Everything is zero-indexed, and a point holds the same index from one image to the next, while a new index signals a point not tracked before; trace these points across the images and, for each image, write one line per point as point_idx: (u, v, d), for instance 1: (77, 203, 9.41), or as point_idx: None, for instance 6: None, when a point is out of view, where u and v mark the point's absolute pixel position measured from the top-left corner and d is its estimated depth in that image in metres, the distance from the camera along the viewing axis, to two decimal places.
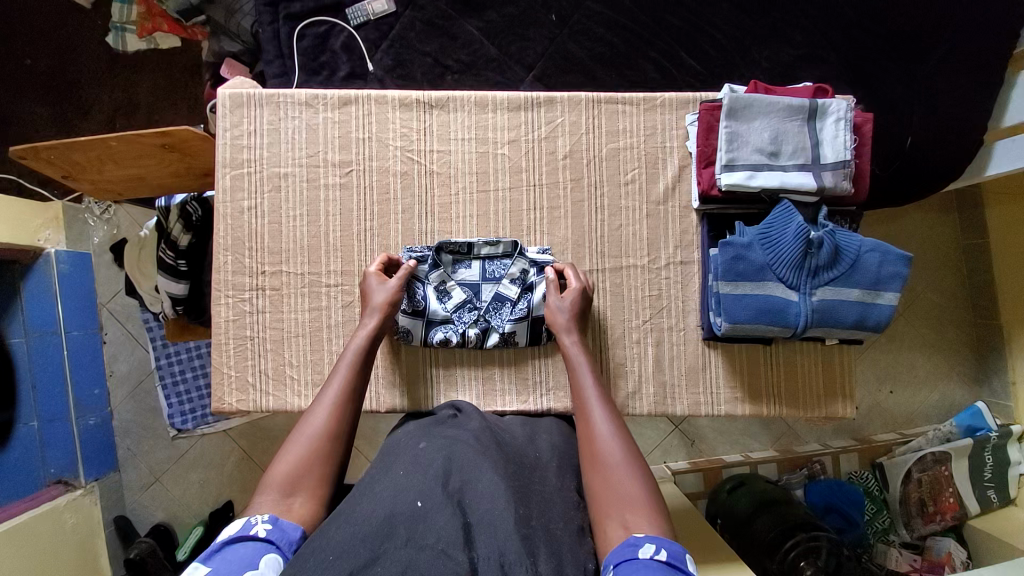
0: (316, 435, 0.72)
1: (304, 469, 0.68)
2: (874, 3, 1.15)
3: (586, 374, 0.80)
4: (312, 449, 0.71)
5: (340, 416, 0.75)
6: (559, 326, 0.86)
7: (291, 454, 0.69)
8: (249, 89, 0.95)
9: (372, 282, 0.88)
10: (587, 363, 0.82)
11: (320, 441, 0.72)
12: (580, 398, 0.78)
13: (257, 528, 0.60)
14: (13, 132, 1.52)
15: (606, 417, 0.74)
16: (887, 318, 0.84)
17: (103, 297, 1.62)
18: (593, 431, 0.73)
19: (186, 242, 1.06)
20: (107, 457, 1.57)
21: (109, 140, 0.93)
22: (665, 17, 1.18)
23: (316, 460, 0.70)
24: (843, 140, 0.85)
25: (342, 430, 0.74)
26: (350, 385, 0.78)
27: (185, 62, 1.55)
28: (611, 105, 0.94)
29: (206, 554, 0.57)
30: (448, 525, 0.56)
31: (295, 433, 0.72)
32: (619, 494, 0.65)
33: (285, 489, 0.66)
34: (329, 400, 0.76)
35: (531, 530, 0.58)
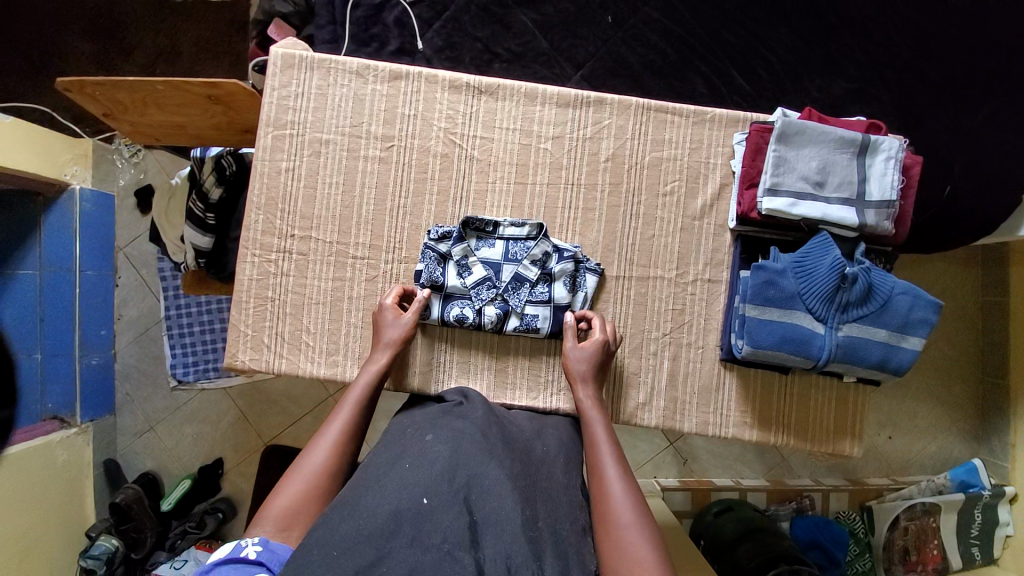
0: (315, 471, 0.71)
1: (301, 504, 0.68)
2: (934, 46, 1.13)
3: (599, 431, 0.78)
4: (312, 484, 0.70)
5: (343, 452, 0.74)
6: (576, 376, 0.84)
7: (289, 487, 0.69)
8: (301, 50, 0.95)
9: (386, 315, 0.88)
10: (602, 419, 0.80)
11: (321, 476, 0.71)
12: (591, 453, 0.76)
13: (247, 550, 0.61)
14: (52, 64, 1.53)
15: (619, 474, 0.72)
16: (908, 363, 0.83)
17: (121, 240, 1.61)
18: (605, 490, 0.70)
19: (216, 195, 1.07)
20: (105, 399, 1.59)
21: (155, 83, 0.93)
22: (721, 33, 1.17)
23: (313, 496, 0.69)
24: (891, 180, 0.84)
25: (343, 466, 0.74)
26: (353, 422, 0.78)
27: (231, 17, 1.55)
28: (661, 114, 0.93)
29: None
30: (455, 524, 0.57)
31: (295, 466, 0.72)
32: (631, 559, 0.63)
33: (281, 525, 0.65)
34: (332, 433, 0.76)
35: (537, 533, 0.60)
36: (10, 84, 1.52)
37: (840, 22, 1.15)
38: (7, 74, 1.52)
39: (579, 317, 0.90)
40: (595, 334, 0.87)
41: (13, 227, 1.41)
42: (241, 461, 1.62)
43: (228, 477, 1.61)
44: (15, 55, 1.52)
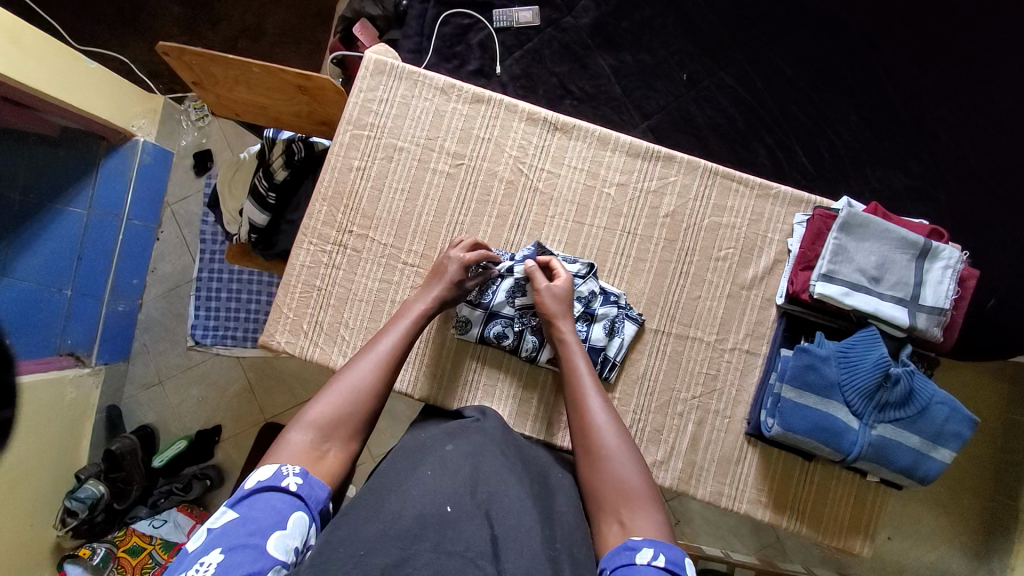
0: (358, 388, 0.74)
1: (343, 416, 0.71)
2: (1000, 158, 1.14)
3: (581, 366, 0.81)
4: (354, 399, 0.73)
5: (386, 376, 0.77)
6: (555, 314, 0.86)
7: (332, 399, 0.72)
8: (393, 59, 0.99)
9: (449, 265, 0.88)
10: (582, 354, 0.83)
11: (362, 394, 0.74)
12: (575, 388, 0.80)
13: (287, 480, 0.62)
14: (144, 21, 1.60)
15: (602, 406, 0.77)
16: (935, 474, 0.82)
17: (172, 197, 1.67)
18: (590, 424, 0.75)
19: (281, 176, 1.10)
20: (122, 346, 1.61)
21: (252, 66, 0.98)
22: (791, 109, 1.19)
23: (353, 410, 0.72)
24: (946, 289, 0.84)
25: (385, 388, 0.77)
26: (399, 347, 0.80)
27: (319, 8, 1.62)
28: (726, 180, 0.95)
29: (238, 496, 0.59)
30: (477, 535, 0.57)
31: (338, 379, 0.75)
32: (618, 489, 0.68)
33: (322, 434, 0.69)
34: (378, 355, 0.78)
35: (557, 554, 0.59)
36: (101, 32, 1.59)
37: (911, 120, 1.17)
38: (100, 23, 1.59)
39: (540, 261, 0.92)
40: (559, 275, 0.89)
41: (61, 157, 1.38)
42: (237, 433, 1.61)
43: (222, 446, 1.61)
44: (112, 8, 1.59)
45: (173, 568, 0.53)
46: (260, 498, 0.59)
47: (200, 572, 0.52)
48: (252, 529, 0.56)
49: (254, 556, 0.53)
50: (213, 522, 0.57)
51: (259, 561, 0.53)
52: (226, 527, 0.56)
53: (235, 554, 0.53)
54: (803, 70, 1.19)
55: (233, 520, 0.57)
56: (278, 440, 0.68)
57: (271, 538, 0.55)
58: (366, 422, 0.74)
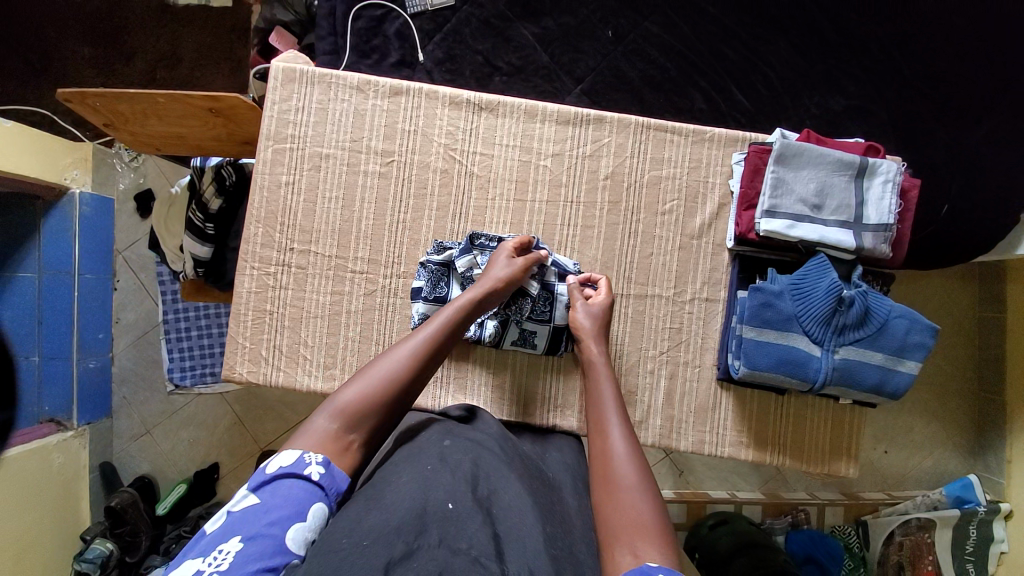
0: (392, 376, 0.72)
1: (371, 408, 0.69)
2: (931, 64, 1.13)
3: (607, 394, 0.80)
4: (383, 387, 0.71)
5: (421, 367, 0.75)
6: (587, 334, 0.86)
7: (361, 385, 0.70)
8: (302, 65, 0.95)
9: (501, 255, 0.87)
10: (611, 383, 0.82)
11: (394, 382, 0.72)
12: (597, 412, 0.78)
13: (310, 468, 0.61)
14: (52, 67, 1.52)
15: (623, 436, 0.73)
16: (905, 387, 0.83)
17: (120, 244, 1.60)
18: (609, 451, 0.72)
19: (216, 205, 1.07)
20: (101, 403, 1.57)
21: (158, 97, 0.94)
22: (722, 49, 1.17)
23: (379, 400, 0.70)
24: (889, 203, 0.84)
25: (416, 381, 0.74)
26: (438, 338, 0.77)
27: (233, 23, 1.55)
28: (660, 133, 0.94)
29: (259, 482, 0.58)
30: (479, 533, 0.55)
31: (373, 364, 0.73)
32: (631, 519, 0.63)
33: (348, 422, 0.67)
34: (417, 342, 0.76)
35: (559, 551, 0.58)
36: (12, 87, 1.51)
37: (841, 39, 1.15)
38: (7, 77, 1.51)
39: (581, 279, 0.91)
40: (600, 294, 0.90)
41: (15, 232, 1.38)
42: (235, 467, 1.59)
43: (222, 482, 1.60)
44: (17, 59, 1.51)
45: (190, 547, 0.54)
46: (283, 484, 0.58)
47: (218, 560, 0.51)
48: (272, 519, 0.55)
49: (272, 547, 0.53)
50: (235, 504, 0.57)
51: (277, 557, 0.52)
52: (249, 514, 0.55)
53: (254, 544, 0.53)
54: (728, 7, 1.17)
55: (255, 506, 0.56)
56: (304, 421, 0.66)
57: (290, 530, 0.54)
58: (390, 417, 0.71)
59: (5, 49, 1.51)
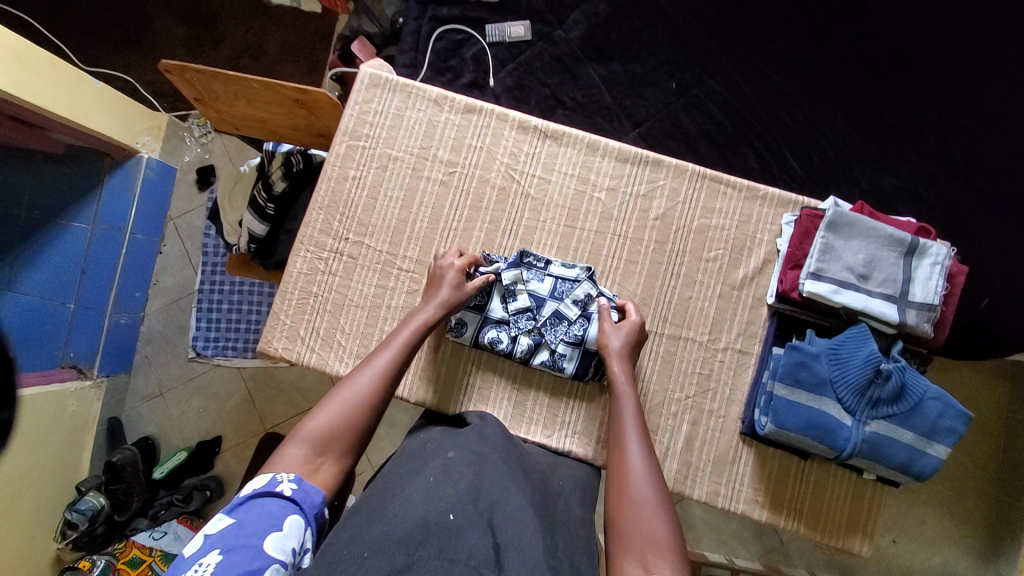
0: (357, 402, 0.73)
1: (337, 431, 0.69)
2: (986, 159, 1.15)
3: (628, 406, 0.79)
4: (350, 413, 0.71)
5: (384, 388, 0.76)
6: (611, 351, 0.86)
7: (328, 412, 0.70)
8: (388, 73, 1.02)
9: (448, 274, 0.89)
10: (633, 397, 0.81)
11: (361, 407, 0.73)
12: (615, 424, 0.78)
13: (283, 485, 0.61)
14: (148, 41, 1.63)
15: (641, 447, 0.74)
16: (932, 470, 0.82)
17: (174, 211, 1.66)
18: (626, 463, 0.72)
19: (279, 188, 1.11)
20: (124, 358, 1.60)
21: (251, 81, 1.01)
22: (780, 115, 1.21)
23: (349, 423, 0.70)
24: (935, 285, 0.85)
25: (381, 404, 0.75)
26: (396, 363, 0.79)
27: (318, 27, 1.65)
28: (714, 184, 0.97)
29: (232, 505, 0.58)
30: (479, 544, 0.55)
31: (336, 392, 0.73)
32: (642, 534, 0.64)
33: (317, 448, 0.67)
34: (379, 365, 0.77)
35: (558, 562, 0.59)
36: (107, 52, 1.62)
37: (899, 122, 1.18)
38: (104, 44, 1.62)
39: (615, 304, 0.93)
40: (631, 316, 0.90)
41: (72, 182, 1.40)
42: (237, 444, 1.59)
43: (222, 457, 1.58)
44: (117, 30, 1.62)
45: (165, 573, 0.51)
46: (257, 503, 0.58)
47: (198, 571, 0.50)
48: (250, 531, 0.55)
49: (250, 556, 0.52)
50: (210, 527, 0.56)
51: (257, 561, 0.52)
52: (226, 530, 0.54)
53: (233, 555, 0.52)
54: (789, 77, 1.21)
55: (230, 524, 0.55)
56: (272, 454, 0.67)
57: (267, 539, 0.54)
58: (360, 439, 0.71)
59: (108, 20, 1.62)
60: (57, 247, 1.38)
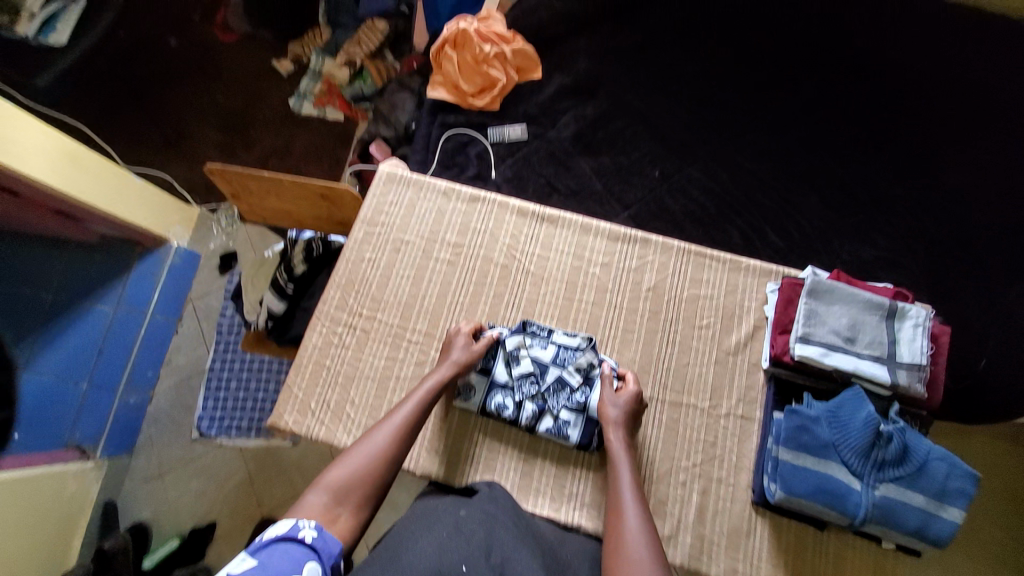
0: (376, 454, 0.76)
1: (356, 482, 0.71)
2: (950, 231, 1.25)
3: (625, 474, 0.81)
4: (368, 464, 0.74)
5: (400, 441, 0.79)
6: (609, 420, 0.88)
7: (350, 462, 0.74)
8: (402, 171, 1.16)
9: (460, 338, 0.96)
10: (630, 465, 0.83)
11: (380, 460, 0.75)
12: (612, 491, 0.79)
13: (303, 532, 0.62)
14: (185, 143, 1.80)
15: (637, 512, 0.74)
16: (949, 534, 0.80)
17: (195, 293, 1.72)
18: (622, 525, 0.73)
19: (300, 270, 1.20)
20: (128, 438, 1.57)
21: (283, 180, 1.15)
22: (756, 196, 1.33)
23: (366, 474, 0.73)
24: (920, 345, 0.89)
25: (396, 457, 0.77)
26: (414, 416, 0.83)
27: (341, 132, 1.79)
28: (699, 257, 1.05)
29: (252, 549, 0.57)
30: None
31: (356, 445, 0.77)
32: None
33: (338, 497, 0.69)
34: (396, 421, 0.81)
35: None
36: (147, 152, 1.78)
37: (866, 199, 1.30)
38: (145, 145, 1.79)
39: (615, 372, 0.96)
40: (629, 386, 0.92)
41: (101, 266, 1.48)
42: (231, 532, 1.52)
43: (215, 546, 1.50)
44: (158, 134, 1.80)
45: None
46: (277, 547, 0.58)
47: None
48: None
49: None
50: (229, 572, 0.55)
51: None
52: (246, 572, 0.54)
53: None
54: (760, 164, 1.36)
55: (251, 566, 0.55)
56: (295, 503, 0.68)
57: None
58: (378, 491, 0.73)
59: (151, 126, 1.80)
60: (77, 330, 1.42)
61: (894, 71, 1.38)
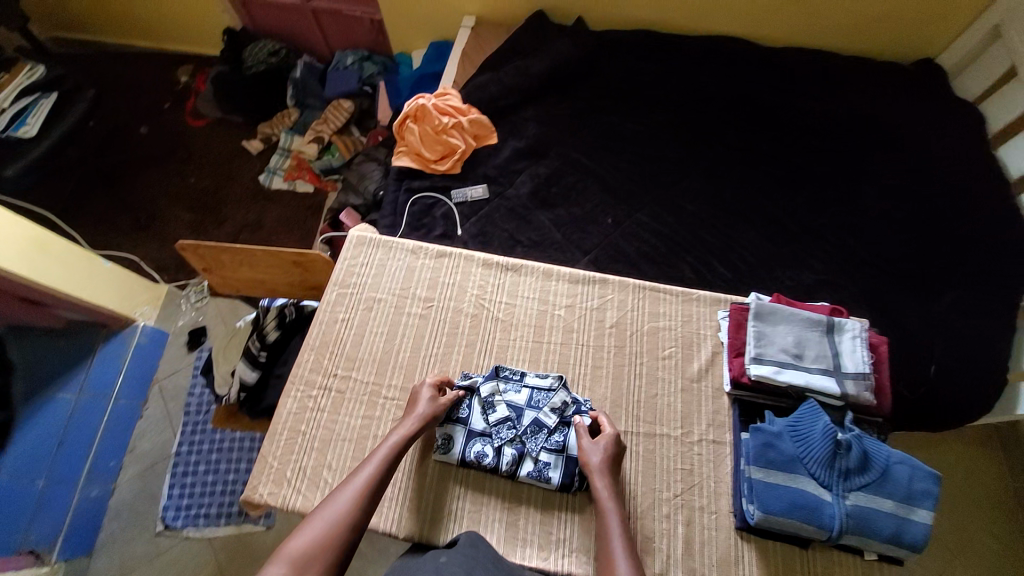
0: (337, 518, 0.75)
1: (319, 551, 0.71)
2: (875, 251, 1.39)
3: (614, 524, 0.82)
4: (331, 529, 0.73)
5: (362, 503, 0.78)
6: (593, 467, 0.89)
7: (310, 529, 0.73)
8: (371, 233, 1.23)
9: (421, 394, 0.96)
10: (618, 516, 0.84)
11: (341, 524, 0.74)
12: (603, 546, 0.80)
13: None
14: (156, 225, 1.83)
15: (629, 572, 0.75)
16: (924, 539, 0.83)
17: (161, 372, 1.67)
18: None
19: (272, 336, 1.21)
20: (88, 536, 1.43)
21: (255, 251, 1.20)
22: (702, 235, 1.45)
23: (328, 541, 0.72)
24: (861, 355, 0.96)
25: (361, 520, 0.77)
26: (377, 477, 0.83)
27: (310, 204, 1.86)
28: (654, 292, 1.13)
29: None
30: None
31: (318, 510, 0.76)
32: None
33: (298, 569, 0.68)
34: (356, 483, 0.81)
35: None
36: (116, 236, 1.80)
37: (799, 229, 1.44)
38: (113, 229, 1.81)
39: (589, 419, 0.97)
40: (606, 430, 0.94)
41: (66, 353, 1.44)
42: None
43: None
44: (128, 218, 1.83)
45: None
46: None
47: None
48: None
49: None
50: None
51: None
52: None
53: None
54: (701, 205, 1.49)
55: None
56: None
57: None
58: (341, 558, 0.72)
59: (121, 212, 1.84)
60: (32, 423, 1.34)
61: (801, 119, 1.58)
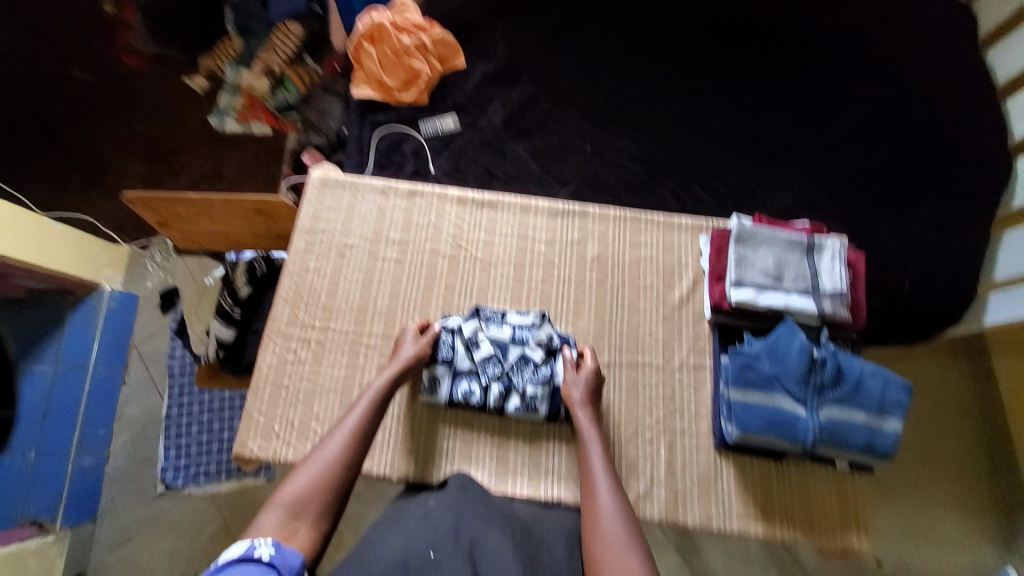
0: (330, 463, 0.76)
1: (313, 494, 0.72)
2: (859, 168, 1.36)
3: (594, 450, 0.84)
4: (324, 475, 0.75)
5: (352, 447, 0.79)
6: (573, 401, 0.91)
7: (302, 476, 0.73)
8: (336, 175, 1.14)
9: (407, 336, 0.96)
10: (599, 443, 0.86)
11: (334, 470, 0.76)
12: (585, 471, 0.82)
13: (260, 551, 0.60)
14: (104, 180, 1.69)
15: (612, 494, 0.77)
16: (893, 445, 0.88)
17: (138, 337, 1.61)
18: (596, 505, 0.76)
19: (244, 292, 1.17)
20: (90, 503, 1.46)
21: (214, 200, 1.13)
22: (685, 160, 1.39)
23: (321, 486, 0.73)
24: (840, 272, 0.96)
25: (354, 463, 0.78)
26: (365, 422, 0.83)
27: (268, 147, 1.72)
28: (635, 222, 1.10)
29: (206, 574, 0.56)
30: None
31: (309, 458, 0.77)
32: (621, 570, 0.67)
33: (295, 512, 0.69)
34: (345, 430, 0.81)
35: None
36: (61, 196, 1.67)
37: (784, 148, 1.38)
38: (56, 188, 1.67)
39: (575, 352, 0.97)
40: (587, 362, 0.95)
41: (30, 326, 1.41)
42: None
43: None
44: (72, 175, 1.69)
45: None
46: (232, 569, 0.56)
47: None
48: None
49: None
50: None
51: None
52: None
53: None
54: (684, 127, 1.41)
55: None
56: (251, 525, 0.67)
57: None
58: (336, 500, 0.73)
59: (62, 168, 1.69)
60: (10, 397, 1.35)
61: (792, 25, 1.47)
